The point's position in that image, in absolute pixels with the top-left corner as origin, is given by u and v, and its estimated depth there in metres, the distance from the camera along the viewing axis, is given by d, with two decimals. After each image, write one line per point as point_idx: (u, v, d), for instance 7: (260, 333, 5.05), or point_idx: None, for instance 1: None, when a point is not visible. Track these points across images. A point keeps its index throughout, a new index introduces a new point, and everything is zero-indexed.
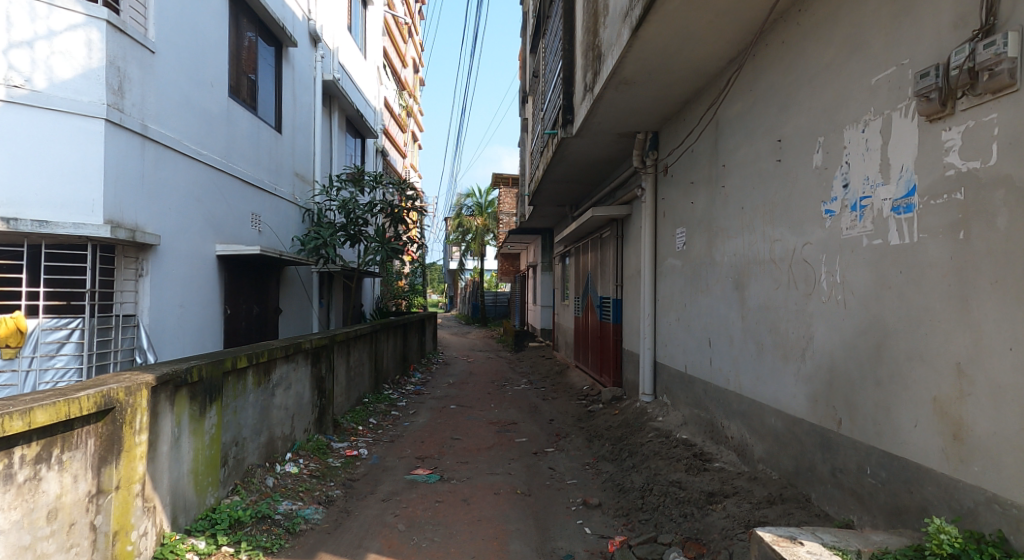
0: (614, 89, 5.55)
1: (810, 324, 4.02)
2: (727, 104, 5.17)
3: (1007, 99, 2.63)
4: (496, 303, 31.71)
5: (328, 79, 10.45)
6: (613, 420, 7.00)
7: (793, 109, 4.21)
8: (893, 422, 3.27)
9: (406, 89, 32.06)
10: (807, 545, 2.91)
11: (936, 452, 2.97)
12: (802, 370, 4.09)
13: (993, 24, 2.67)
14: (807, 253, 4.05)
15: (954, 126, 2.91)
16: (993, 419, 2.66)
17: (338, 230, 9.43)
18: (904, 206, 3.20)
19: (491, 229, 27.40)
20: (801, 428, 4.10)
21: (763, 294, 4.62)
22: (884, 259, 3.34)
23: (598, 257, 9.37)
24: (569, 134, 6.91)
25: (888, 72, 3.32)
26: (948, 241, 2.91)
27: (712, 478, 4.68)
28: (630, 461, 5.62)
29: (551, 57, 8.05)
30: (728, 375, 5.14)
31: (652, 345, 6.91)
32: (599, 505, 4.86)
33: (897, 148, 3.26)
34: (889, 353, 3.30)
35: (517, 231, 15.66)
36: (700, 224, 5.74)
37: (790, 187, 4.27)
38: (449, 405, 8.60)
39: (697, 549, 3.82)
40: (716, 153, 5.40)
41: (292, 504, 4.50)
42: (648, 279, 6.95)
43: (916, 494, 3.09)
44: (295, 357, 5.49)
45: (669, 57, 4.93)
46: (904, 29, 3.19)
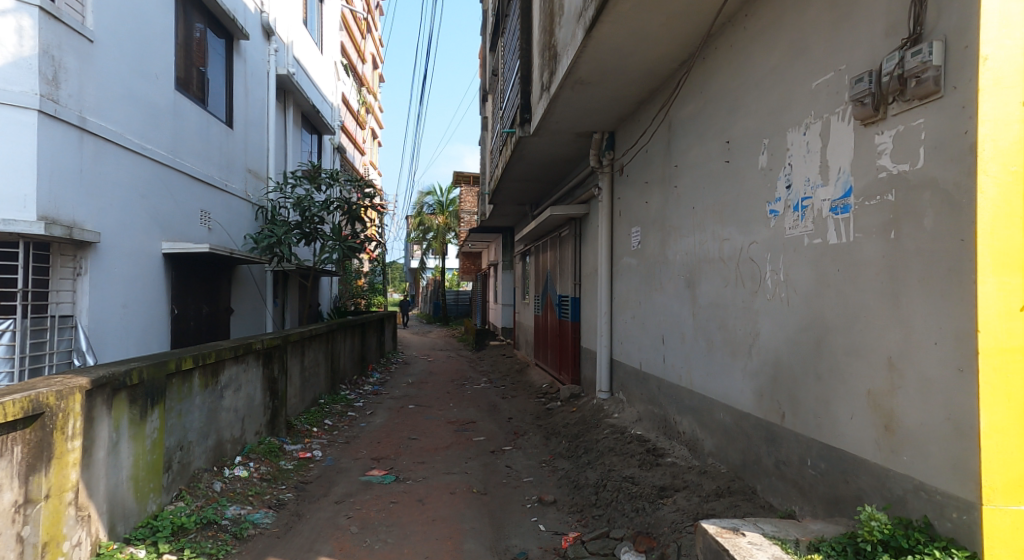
0: (570, 88, 5.58)
1: (756, 320, 4.14)
2: (679, 106, 5.27)
3: (934, 105, 2.74)
4: (459, 303, 31.62)
5: (282, 73, 10.21)
6: (571, 417, 7.05)
7: (740, 111, 4.32)
8: (832, 414, 3.39)
9: (363, 84, 31.95)
10: (748, 535, 3.01)
11: (870, 443, 3.09)
12: (749, 366, 4.20)
13: (920, 32, 2.78)
14: (753, 251, 4.17)
15: (886, 130, 3.02)
16: (921, 409, 2.78)
17: (294, 227, 9.21)
18: (842, 206, 3.33)
19: (454, 228, 27.30)
20: (748, 422, 4.21)
21: (712, 291, 4.73)
22: (824, 257, 3.47)
23: (557, 255, 9.46)
24: (527, 133, 6.93)
25: (827, 77, 3.43)
26: (882, 240, 3.03)
27: (664, 472, 4.75)
28: (586, 458, 5.67)
29: (509, 56, 8.07)
30: (681, 372, 5.23)
31: (609, 343, 6.98)
32: (554, 502, 4.90)
33: (835, 150, 3.38)
34: (829, 348, 3.42)
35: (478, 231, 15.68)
36: (653, 223, 5.83)
37: (738, 187, 4.37)
38: (407, 404, 8.52)
39: (648, 543, 3.89)
40: (669, 153, 5.49)
41: (240, 508, 4.38)
42: (605, 278, 7.02)
43: (853, 484, 3.21)
44: (245, 358, 5.35)
45: (623, 59, 5.00)
46: (843, 33, 3.29)
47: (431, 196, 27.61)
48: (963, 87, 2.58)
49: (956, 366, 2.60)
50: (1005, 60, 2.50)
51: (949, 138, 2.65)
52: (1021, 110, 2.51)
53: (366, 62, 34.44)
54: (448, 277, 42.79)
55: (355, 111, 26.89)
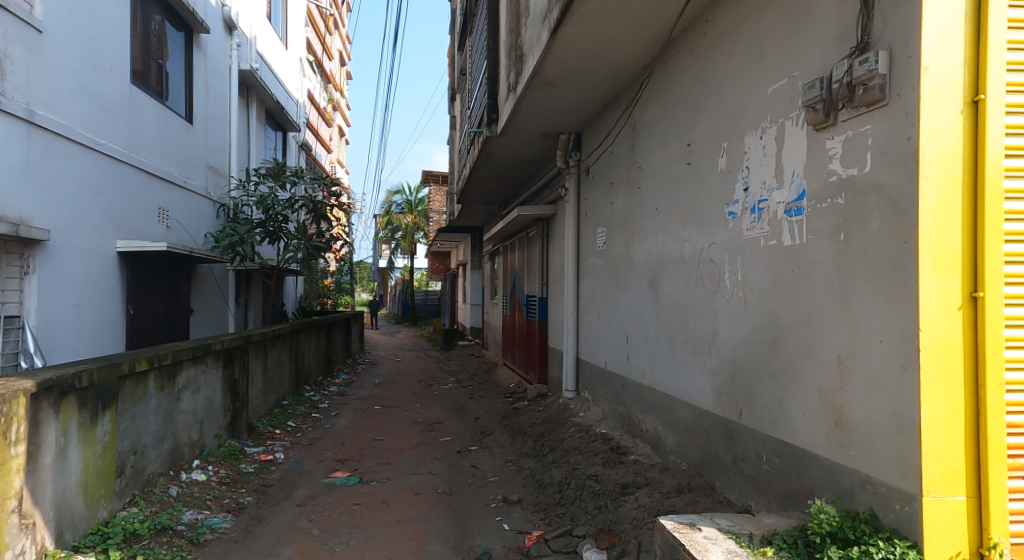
0: (536, 89, 5.61)
1: (716, 320, 4.23)
2: (643, 108, 5.35)
3: (880, 112, 2.84)
4: (427, 303, 31.46)
5: (245, 68, 10.01)
6: (537, 417, 7.08)
7: (701, 114, 4.40)
8: (785, 411, 3.49)
9: (330, 80, 31.56)
10: (704, 530, 3.08)
11: (821, 438, 3.19)
12: (709, 364, 4.29)
13: (867, 41, 2.88)
14: (713, 252, 4.26)
15: (836, 135, 3.12)
16: (867, 405, 2.88)
17: (257, 226, 9.04)
18: (796, 209, 3.42)
19: (423, 227, 27.17)
20: (707, 419, 4.30)
21: (674, 291, 4.81)
22: (779, 258, 3.56)
23: (524, 256, 9.50)
24: (494, 133, 6.94)
25: (781, 83, 3.52)
26: (832, 242, 3.13)
27: (626, 470, 4.82)
28: (550, 457, 5.70)
29: (476, 56, 8.07)
30: (644, 370, 5.31)
31: (575, 343, 7.04)
32: (519, 501, 4.92)
33: (790, 154, 3.47)
34: (783, 346, 3.52)
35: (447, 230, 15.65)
36: (618, 224, 5.90)
37: (699, 188, 4.45)
38: (373, 405, 8.45)
39: (609, 540, 3.93)
40: (633, 155, 5.57)
41: (197, 513, 4.28)
42: (571, 278, 7.07)
43: (805, 478, 3.30)
44: (204, 359, 5.23)
45: (587, 61, 5.04)
46: (796, 40, 3.38)
47: (400, 195, 27.43)
48: (905, 94, 2.68)
49: (898, 363, 2.70)
50: (944, 69, 2.61)
51: (894, 144, 2.74)
52: (958, 117, 2.63)
53: (334, 58, 34.02)
54: (417, 277, 42.57)
55: (322, 108, 26.54)
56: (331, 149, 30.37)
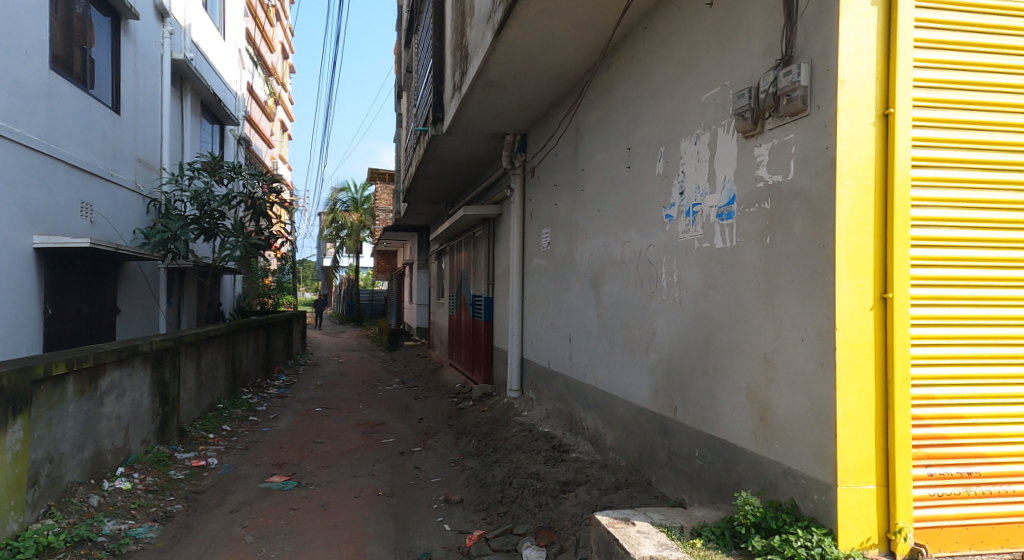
0: (481, 89, 5.61)
1: (653, 319, 4.35)
2: (585, 112, 5.44)
3: (802, 122, 2.98)
4: (373, 303, 30.95)
5: (179, 57, 9.58)
6: (481, 416, 7.08)
7: (640, 119, 4.52)
8: (716, 407, 3.62)
9: (271, 73, 30.59)
10: (638, 524, 3.17)
11: (748, 433, 3.33)
12: (646, 363, 4.41)
13: (791, 54, 3.02)
14: (651, 253, 4.38)
15: (763, 143, 3.27)
16: (789, 400, 3.03)
17: (191, 222, 8.67)
18: (727, 212, 3.56)
19: (369, 225, 26.74)
20: (644, 416, 4.42)
21: (615, 291, 4.92)
22: (711, 260, 3.70)
23: (471, 255, 9.49)
24: (439, 132, 6.90)
25: (714, 91, 3.66)
26: (759, 245, 3.27)
27: (567, 468, 4.89)
28: (494, 456, 5.72)
29: (423, 54, 8.00)
30: (585, 369, 5.41)
31: (520, 342, 7.08)
32: (461, 501, 4.91)
33: (721, 160, 3.61)
34: (715, 345, 3.65)
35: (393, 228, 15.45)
36: (562, 224, 5.98)
37: (638, 191, 4.57)
38: (314, 407, 8.25)
39: (549, 537, 3.98)
40: (576, 157, 5.65)
41: (120, 523, 4.08)
42: (516, 278, 7.11)
43: (733, 472, 3.44)
44: (130, 361, 4.98)
45: (531, 63, 5.09)
46: (727, 50, 3.52)
47: (345, 193, 26.89)
48: (824, 106, 2.84)
49: (817, 361, 2.85)
50: (859, 83, 2.77)
51: (814, 152, 2.90)
52: (871, 129, 2.79)
53: (276, 50, 32.98)
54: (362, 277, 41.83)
55: (263, 101, 25.71)
56: (272, 144, 29.45)
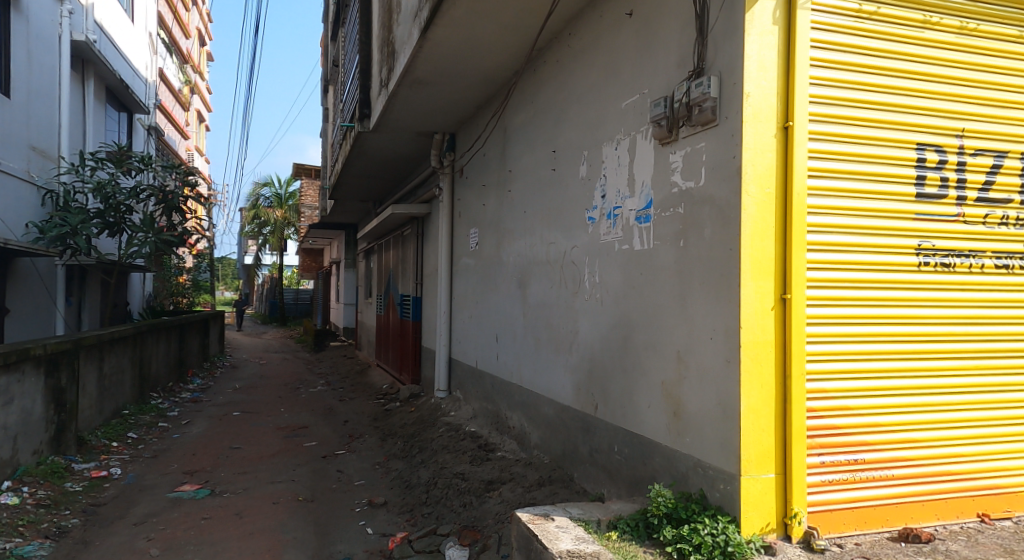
0: (408, 87, 5.55)
1: (576, 319, 4.46)
2: (513, 113, 5.49)
3: (712, 131, 3.14)
4: (299, 303, 29.93)
5: (79, 39, 8.89)
6: (408, 417, 7.00)
7: (565, 123, 4.61)
8: (634, 404, 3.75)
9: (186, 60, 28.95)
10: (557, 520, 3.24)
11: (662, 428, 3.48)
12: (570, 362, 4.50)
13: (702, 66, 3.18)
14: (574, 254, 4.49)
15: (678, 150, 3.42)
16: (699, 396, 3.19)
17: (93, 216, 8.06)
18: (644, 216, 3.70)
19: (294, 222, 25.83)
20: (567, 413, 4.52)
21: (540, 291, 4.99)
22: (630, 262, 3.83)
23: (399, 255, 9.37)
24: (366, 128, 6.77)
25: (633, 99, 3.79)
26: (673, 248, 3.42)
27: (492, 467, 4.92)
28: (419, 457, 5.67)
29: (349, 48, 7.81)
30: (512, 368, 5.46)
31: (447, 343, 7.05)
32: (384, 504, 4.84)
33: (640, 166, 3.75)
34: (633, 344, 3.78)
35: (319, 226, 15.01)
36: (489, 225, 6.02)
37: (562, 194, 4.67)
38: (231, 412, 7.89)
39: (472, 536, 3.99)
40: (503, 158, 5.70)
41: (4, 542, 3.74)
42: (445, 278, 7.09)
43: (649, 465, 3.58)
44: (18, 366, 4.58)
45: (459, 63, 5.08)
46: (646, 59, 3.65)
47: (268, 188, 25.86)
48: (732, 118, 3.00)
49: (724, 358, 3.01)
50: (762, 98, 2.95)
51: (723, 161, 3.06)
52: (773, 140, 2.98)
53: (192, 36, 31.25)
54: (287, 276, 40.34)
55: (177, 89, 24.28)
56: (188, 135, 27.87)
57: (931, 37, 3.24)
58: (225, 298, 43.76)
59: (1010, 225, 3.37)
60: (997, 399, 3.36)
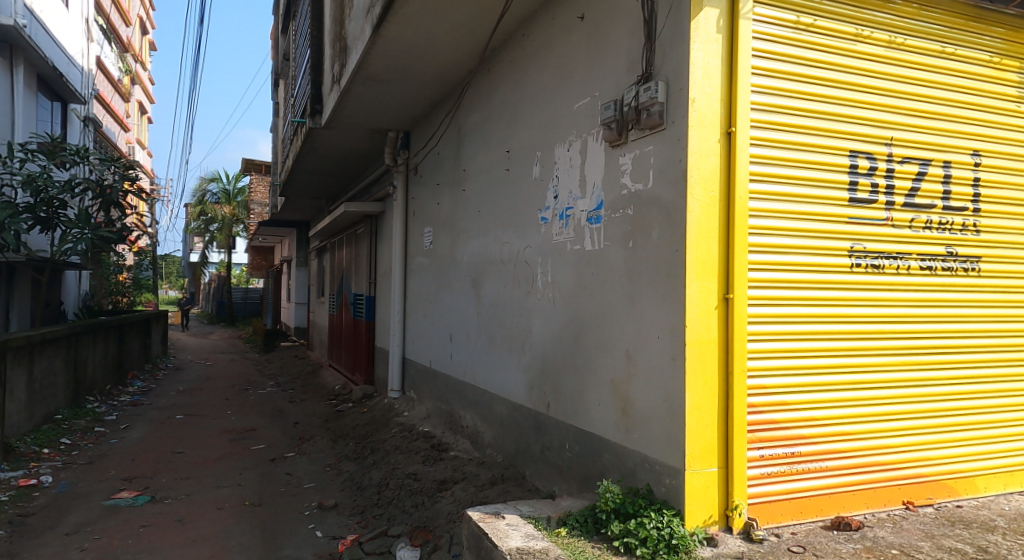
0: (361, 84, 5.47)
1: (529, 318, 4.49)
2: (467, 113, 5.49)
3: (659, 135, 3.23)
4: (248, 302, 29.04)
5: (7, 22, 8.38)
6: (361, 418, 6.90)
7: (518, 124, 4.64)
8: (585, 401, 3.82)
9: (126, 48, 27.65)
10: (507, 518, 3.26)
11: (611, 425, 3.54)
12: (522, 361, 4.54)
13: (650, 71, 3.26)
14: (527, 254, 4.52)
15: (627, 152, 3.49)
16: (647, 393, 3.26)
17: (23, 210, 7.62)
18: (595, 217, 3.76)
19: (243, 219, 25.05)
20: (520, 412, 4.55)
21: (494, 291, 5.01)
22: (581, 261, 3.89)
23: (352, 253, 9.22)
24: (318, 124, 6.63)
25: (585, 101, 3.85)
26: (623, 248, 3.49)
27: (445, 466, 4.91)
28: (371, 458, 5.60)
29: (301, 42, 7.64)
30: (465, 368, 5.46)
31: (401, 342, 6.99)
32: (335, 506, 4.77)
33: (591, 167, 3.81)
34: (584, 343, 3.84)
35: (269, 223, 14.60)
36: (444, 224, 6.00)
37: (516, 194, 4.70)
38: (174, 415, 7.60)
39: (423, 536, 3.97)
40: (458, 157, 5.69)
41: None
42: (399, 277, 7.02)
43: (599, 462, 3.64)
44: None
45: (413, 61, 5.04)
46: (596, 62, 3.72)
47: (216, 183, 24.99)
48: (678, 122, 3.08)
49: (670, 356, 3.10)
50: (707, 104, 3.05)
51: (669, 164, 3.14)
52: (717, 145, 3.08)
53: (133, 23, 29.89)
54: (236, 274, 39.07)
55: (117, 78, 23.16)
56: (128, 127, 26.64)
57: (863, 49, 3.41)
58: (169, 297, 42.05)
59: (934, 229, 3.58)
60: (923, 392, 3.56)
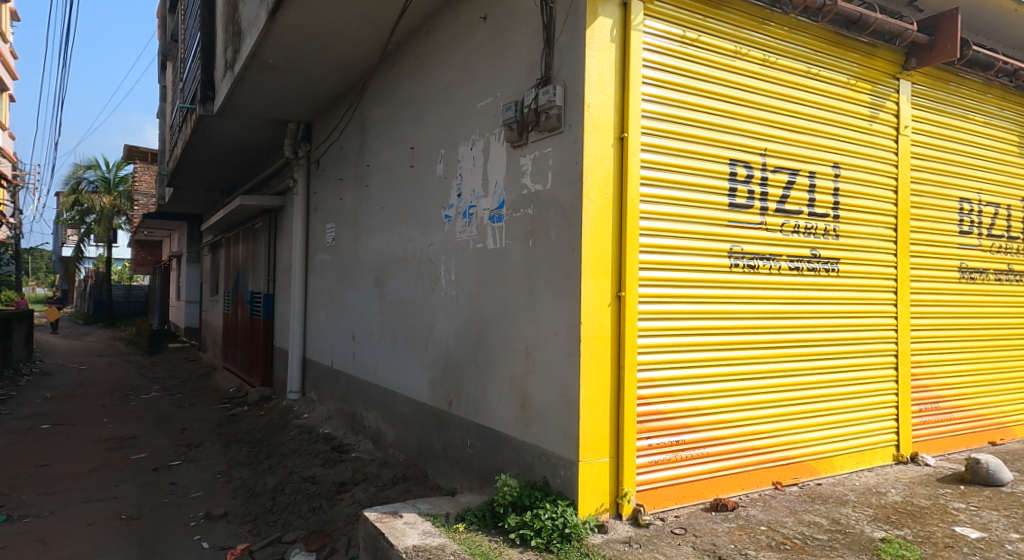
0: (256, 71, 5.21)
1: (432, 316, 4.48)
2: (371, 107, 5.38)
3: (557, 137, 3.32)
4: (132, 301, 26.72)
5: None
6: (257, 422, 6.58)
7: (423, 120, 4.61)
8: (486, 398, 3.86)
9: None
10: (405, 517, 3.23)
11: (511, 421, 3.61)
12: (425, 358, 4.52)
13: (549, 75, 3.35)
14: (431, 252, 4.50)
15: (528, 153, 3.56)
16: (545, 388, 3.35)
17: None
18: (497, 216, 3.81)
19: (126, 210, 23.02)
20: (422, 410, 4.53)
21: (397, 289, 4.95)
22: (484, 260, 3.93)
23: (249, 249, 8.75)
24: (210, 112, 6.23)
25: (487, 102, 3.89)
26: (523, 247, 3.57)
27: (346, 468, 4.79)
28: (267, 463, 5.35)
29: (191, 23, 7.15)
30: (368, 367, 5.35)
31: (302, 342, 6.74)
32: (224, 515, 4.51)
33: (493, 167, 3.86)
34: (486, 339, 3.88)
35: (156, 215, 13.54)
36: (347, 220, 5.84)
37: (420, 190, 4.67)
38: (38, 425, 6.85)
39: (320, 540, 3.85)
40: (361, 152, 5.56)
41: None
42: (299, 274, 6.75)
43: (498, 457, 3.70)
44: None
45: (312, 51, 4.87)
46: (498, 63, 3.77)
47: (93, 170, 22.78)
48: (575, 126, 3.19)
49: (566, 352, 3.20)
50: (601, 109, 3.18)
51: (567, 166, 3.25)
52: (610, 149, 3.22)
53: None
54: (118, 271, 35.82)
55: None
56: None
57: (740, 65, 3.70)
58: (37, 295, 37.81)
59: (801, 233, 3.94)
60: (790, 381, 3.91)
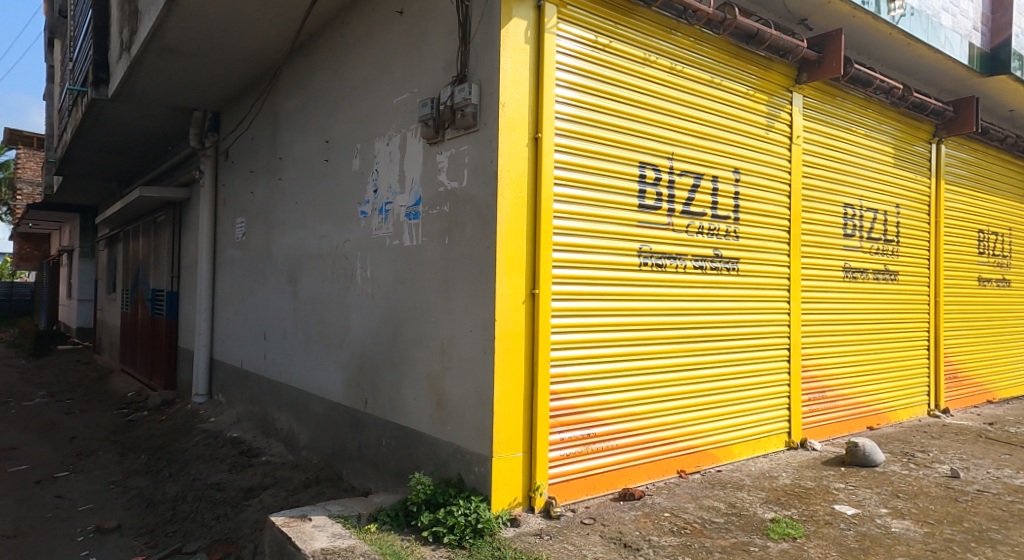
0: (156, 55, 4.88)
1: (347, 314, 4.38)
2: (284, 98, 5.18)
3: (473, 136, 3.33)
4: (14, 300, 24.28)
5: None
6: (157, 428, 6.17)
7: (338, 113, 4.49)
8: (402, 396, 3.82)
9: None
10: (314, 520, 3.15)
11: (427, 419, 3.59)
12: (340, 357, 4.41)
13: (465, 73, 3.35)
14: (346, 248, 4.39)
15: (444, 150, 3.55)
16: (460, 386, 3.36)
17: None
18: (413, 213, 3.78)
19: (7, 200, 20.90)
20: (337, 411, 4.42)
21: (311, 286, 4.80)
22: (399, 256, 3.88)
23: (150, 244, 8.20)
24: (103, 96, 5.79)
25: (404, 98, 3.85)
26: (439, 244, 3.56)
27: (254, 473, 4.59)
28: (167, 470, 5.04)
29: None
30: (280, 367, 5.16)
31: (209, 342, 6.39)
32: (117, 528, 4.21)
33: (410, 163, 3.82)
34: (402, 337, 3.84)
35: (42, 206, 12.39)
36: (258, 214, 5.59)
37: (335, 185, 4.54)
38: None
39: (224, 549, 3.67)
40: (274, 145, 5.34)
41: None
42: (206, 270, 6.40)
43: (413, 456, 3.67)
44: None
45: (219, 36, 4.62)
46: (414, 59, 3.74)
47: None
48: (490, 125, 3.22)
49: (481, 349, 3.22)
50: (515, 109, 3.22)
51: (483, 164, 3.27)
52: (525, 149, 3.27)
53: None
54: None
55: None
56: None
57: (649, 72, 3.86)
58: None
59: (704, 234, 4.17)
60: (694, 374, 4.12)
